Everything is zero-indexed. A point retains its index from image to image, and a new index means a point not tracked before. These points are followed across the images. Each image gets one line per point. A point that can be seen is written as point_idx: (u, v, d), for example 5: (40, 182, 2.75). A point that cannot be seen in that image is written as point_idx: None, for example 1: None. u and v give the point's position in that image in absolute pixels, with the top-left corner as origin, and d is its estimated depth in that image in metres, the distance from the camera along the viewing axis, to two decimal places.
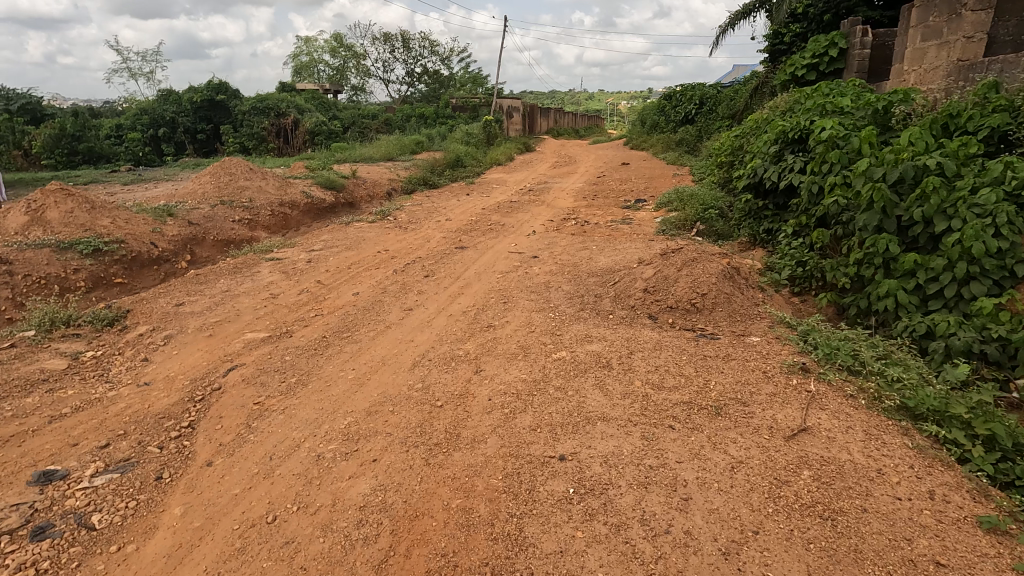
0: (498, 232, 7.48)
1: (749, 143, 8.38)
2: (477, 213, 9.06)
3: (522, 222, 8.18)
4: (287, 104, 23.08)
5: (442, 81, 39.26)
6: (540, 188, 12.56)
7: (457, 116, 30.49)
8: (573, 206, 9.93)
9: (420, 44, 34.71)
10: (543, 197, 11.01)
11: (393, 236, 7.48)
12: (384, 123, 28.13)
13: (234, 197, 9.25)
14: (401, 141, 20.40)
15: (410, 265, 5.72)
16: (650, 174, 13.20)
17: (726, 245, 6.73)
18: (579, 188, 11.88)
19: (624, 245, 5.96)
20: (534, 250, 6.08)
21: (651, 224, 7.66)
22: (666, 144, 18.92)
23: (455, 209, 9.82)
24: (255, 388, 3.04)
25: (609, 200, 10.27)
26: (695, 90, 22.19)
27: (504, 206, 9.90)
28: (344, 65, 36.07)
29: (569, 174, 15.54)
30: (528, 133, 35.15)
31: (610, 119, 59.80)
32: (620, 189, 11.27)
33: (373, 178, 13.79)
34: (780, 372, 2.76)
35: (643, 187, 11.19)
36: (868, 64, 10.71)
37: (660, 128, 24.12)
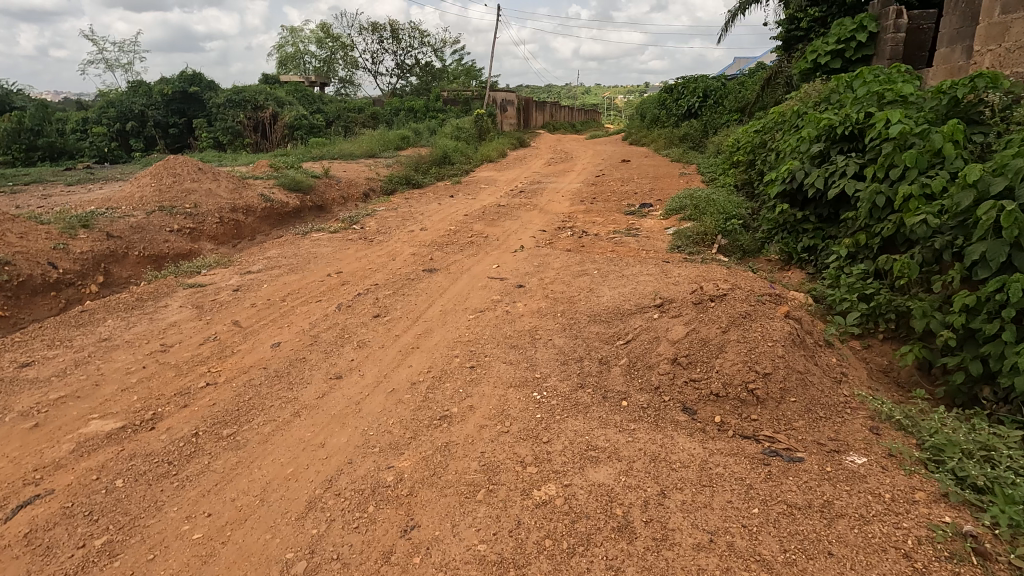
0: (479, 246, 6.28)
1: (775, 140, 7.20)
2: (458, 221, 7.85)
3: (509, 232, 6.98)
4: (266, 97, 21.71)
5: (434, 74, 37.93)
6: (533, 189, 11.33)
7: (448, 109, 29.15)
8: (568, 212, 8.73)
9: (411, 34, 33.29)
10: (534, 201, 9.80)
11: (353, 251, 6.28)
12: (371, 117, 26.78)
13: (177, 202, 8.02)
14: (386, 136, 19.13)
15: (362, 296, 4.52)
16: (654, 173, 12.01)
17: (755, 265, 5.55)
18: (576, 190, 10.67)
19: (631, 269, 4.77)
20: (519, 273, 4.90)
21: (660, 236, 6.48)
22: (669, 140, 17.73)
23: (434, 214, 8.62)
24: (22, 568, 1.81)
25: (610, 204, 9.07)
26: (699, 82, 20.92)
27: (490, 211, 8.69)
28: (331, 56, 34.69)
29: (565, 173, 14.34)
30: (522, 128, 33.90)
31: (608, 113, 58.40)
32: (620, 191, 10.07)
33: (350, 177, 12.56)
34: (944, 572, 1.55)
35: (647, 189, 9.98)
36: (902, 49, 9.51)
37: (661, 122, 22.87)
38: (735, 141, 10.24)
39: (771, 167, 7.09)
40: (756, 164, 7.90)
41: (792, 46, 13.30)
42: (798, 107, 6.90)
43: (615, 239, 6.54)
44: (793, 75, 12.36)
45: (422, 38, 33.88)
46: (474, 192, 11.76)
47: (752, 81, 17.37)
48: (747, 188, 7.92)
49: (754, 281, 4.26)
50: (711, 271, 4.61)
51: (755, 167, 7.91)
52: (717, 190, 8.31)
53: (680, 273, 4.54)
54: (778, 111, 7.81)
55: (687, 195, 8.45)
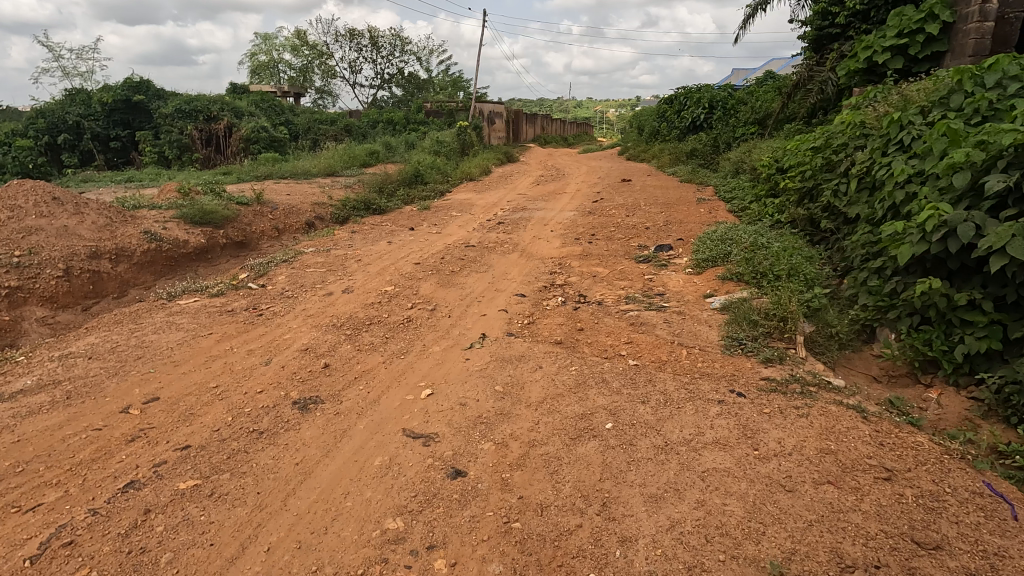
0: (416, 332, 4.01)
1: (858, 163, 5.02)
2: (403, 274, 5.59)
3: (469, 299, 4.70)
4: (222, 108, 19.42)
5: (419, 85, 35.88)
6: (515, 219, 9.05)
7: (429, 121, 26.97)
8: (559, 257, 6.49)
9: (392, 43, 31.22)
10: (515, 238, 7.54)
11: (217, 337, 3.97)
12: (345, 130, 24.57)
13: (6, 245, 5.68)
14: (355, 150, 16.92)
15: (133, 489, 2.23)
16: (664, 198, 9.84)
17: (867, 383, 3.34)
18: (567, 221, 8.43)
19: (675, 416, 2.51)
20: (463, 419, 2.64)
21: (697, 307, 4.24)
22: (674, 155, 15.62)
23: (376, 260, 6.34)
24: None
25: (614, 244, 6.83)
26: (704, 91, 18.86)
27: (453, 257, 6.41)
28: (307, 65, 32.60)
29: (556, 196, 12.12)
30: (510, 142, 31.88)
31: (602, 127, 56.62)
32: (625, 224, 7.83)
33: (291, 203, 10.25)
34: None
35: (658, 221, 7.76)
36: (989, 43, 7.41)
37: (662, 135, 20.79)
38: (770, 160, 8.10)
39: (855, 204, 4.91)
40: (822, 195, 5.69)
41: (825, 46, 11.21)
42: (893, 115, 4.72)
43: (627, 315, 4.28)
44: (830, 80, 10.25)
45: (404, 47, 31.83)
46: (443, 222, 9.49)
47: (768, 89, 15.30)
48: (807, 228, 5.70)
49: (948, 478, 2.03)
50: (833, 426, 2.37)
51: (819, 199, 5.71)
52: (762, 230, 6.08)
53: (778, 436, 2.29)
54: (850, 122, 5.64)
55: (719, 235, 6.21)
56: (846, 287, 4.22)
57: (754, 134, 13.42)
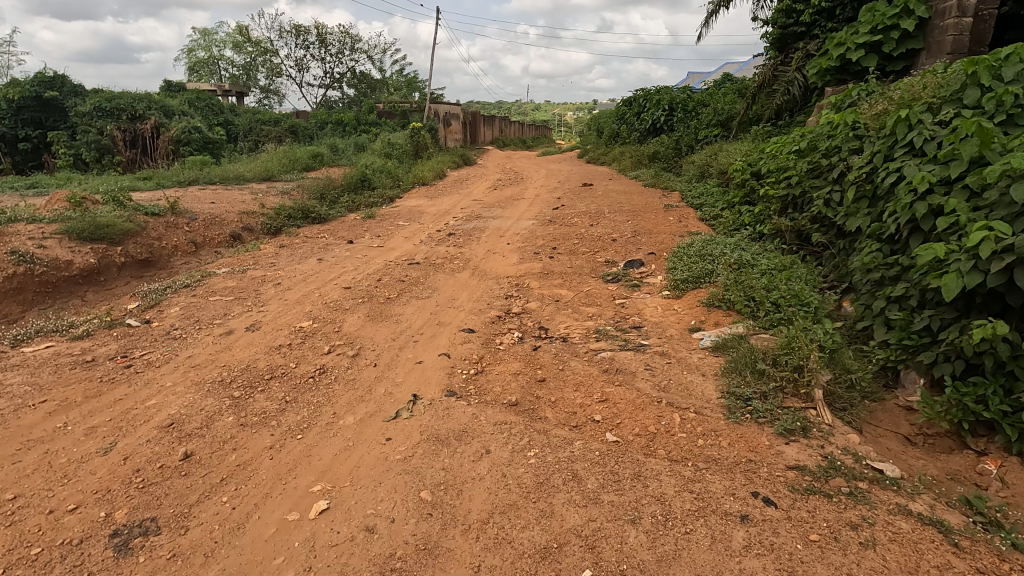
0: (329, 390, 3.08)
1: (855, 169, 4.39)
2: (328, 302, 4.64)
3: (404, 337, 3.80)
4: (149, 106, 17.76)
5: (371, 85, 34.53)
6: (467, 229, 8.17)
7: (381, 123, 25.78)
8: (516, 277, 5.66)
9: (341, 40, 29.81)
10: (467, 253, 6.66)
11: (51, 408, 2.93)
12: (290, 132, 23.12)
13: None
14: (297, 153, 15.68)
15: None
16: (629, 205, 9.17)
17: (901, 453, 2.65)
18: (525, 232, 7.61)
19: (683, 550, 1.71)
20: (367, 562, 1.76)
21: (683, 346, 3.47)
22: (635, 158, 15.08)
23: (299, 283, 5.35)
24: None
25: (578, 260, 6.04)
26: (663, 93, 18.44)
27: (391, 278, 5.48)
28: (251, 63, 30.82)
29: (513, 202, 11.31)
30: (467, 144, 30.98)
31: (560, 130, 56.32)
32: (589, 235, 7.07)
33: (214, 213, 9.06)
34: None
35: (625, 232, 7.02)
36: (968, 40, 6.97)
37: (621, 138, 20.33)
38: (743, 164, 7.49)
39: (855, 217, 4.27)
40: (810, 204, 5.06)
41: (789, 45, 10.81)
42: (896, 114, 4.10)
43: (597, 357, 3.48)
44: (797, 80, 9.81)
45: (354, 45, 30.45)
46: (388, 233, 8.51)
47: (728, 91, 14.92)
48: (795, 242, 5.06)
49: None
50: (913, 568, 1.61)
51: (806, 209, 5.07)
52: (743, 243, 5.41)
53: None
54: (840, 122, 5.02)
55: (697, 248, 5.51)
56: (857, 317, 3.55)
57: (717, 136, 12.97)
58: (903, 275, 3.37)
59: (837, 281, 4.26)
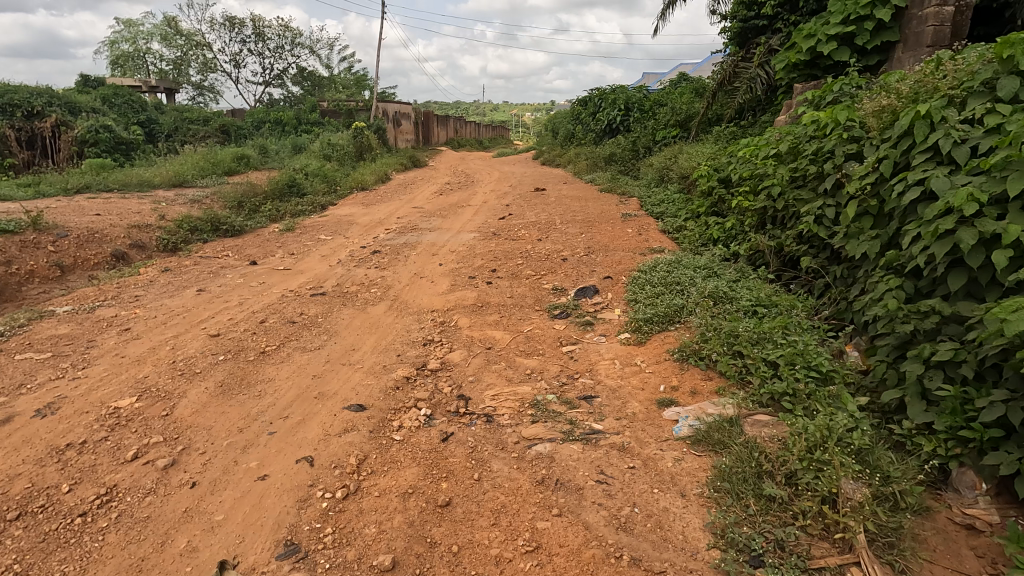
0: (97, 546, 1.93)
1: (855, 179, 3.51)
2: (177, 361, 3.44)
3: (259, 424, 2.66)
4: (50, 103, 15.78)
5: (317, 82, 32.72)
6: (397, 244, 7.02)
7: (325, 122, 24.21)
8: (443, 311, 4.57)
9: (280, 34, 27.97)
10: (390, 278, 5.54)
11: None
12: (222, 132, 21.30)
13: None
14: (221, 154, 14.13)
15: None
16: (584, 213, 8.24)
17: None
18: (464, 249, 6.52)
19: None
20: None
21: (650, 434, 2.47)
22: (591, 160, 14.23)
23: (156, 327, 4.11)
24: None
25: (520, 287, 5.01)
26: (619, 92, 17.68)
27: (281, 317, 4.30)
28: (182, 57, 28.60)
29: (458, 209, 10.22)
30: (419, 145, 29.66)
31: (517, 130, 55.46)
32: (535, 252, 6.04)
33: (94, 228, 7.61)
34: None
35: (578, 248, 6.03)
36: (949, 32, 6.25)
37: (577, 139, 19.51)
38: (708, 169, 6.64)
39: (858, 241, 3.39)
40: (796, 221, 4.18)
41: (750, 40, 10.11)
42: (909, 109, 3.23)
43: (531, 454, 2.44)
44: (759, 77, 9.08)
45: (295, 39, 28.63)
46: (304, 249, 7.27)
47: (686, 90, 14.24)
48: (779, 267, 4.18)
49: None
50: None
51: (793, 227, 4.19)
52: (718, 266, 4.50)
53: None
54: (829, 119, 4.15)
55: (663, 272, 4.57)
56: (880, 382, 2.65)
57: (676, 138, 12.22)
58: (945, 329, 2.48)
59: (837, 322, 3.38)
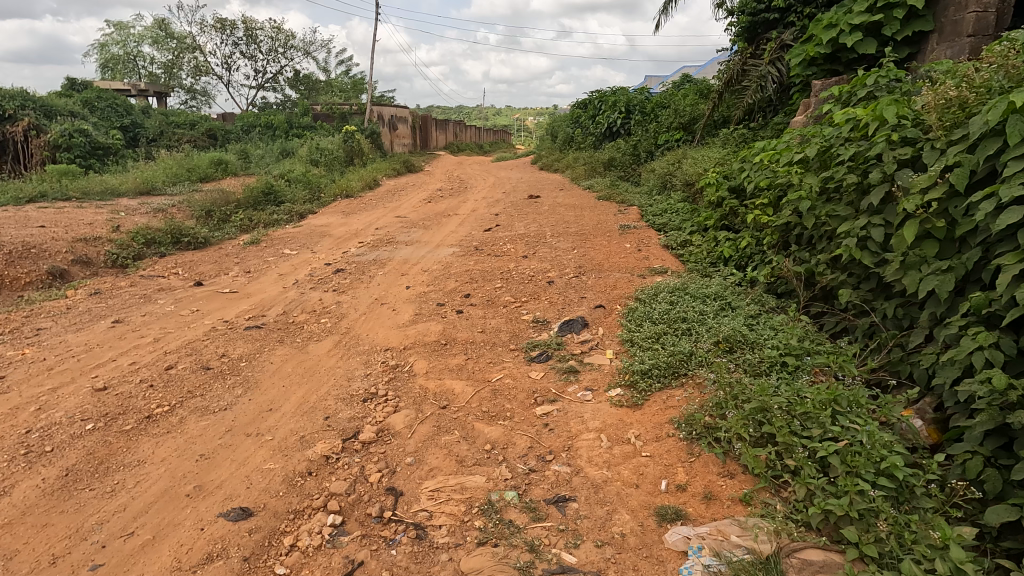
0: None
1: (914, 193, 2.71)
2: (31, 430, 2.65)
3: (84, 550, 1.87)
4: (24, 106, 15.08)
5: (312, 85, 32.07)
6: (365, 261, 6.22)
7: (317, 126, 23.52)
8: (399, 350, 3.77)
9: (273, 37, 27.31)
10: (346, 305, 4.74)
11: None
12: (209, 136, 20.59)
13: None
14: (198, 160, 13.39)
15: None
16: (578, 225, 7.45)
17: None
18: (438, 267, 5.71)
19: None
20: None
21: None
22: (589, 165, 13.46)
23: (35, 374, 3.33)
24: None
25: (495, 318, 4.20)
26: (619, 95, 16.88)
27: (196, 360, 3.51)
28: (173, 61, 28.00)
29: (443, 219, 9.44)
30: (416, 150, 28.98)
31: (519, 135, 54.73)
32: (519, 273, 5.24)
33: (33, 243, 6.85)
34: None
35: (567, 269, 5.23)
36: (994, 19, 5.42)
37: (576, 143, 18.76)
38: (718, 176, 5.83)
39: (922, 275, 2.59)
40: (830, 242, 3.38)
41: (760, 35, 9.33)
42: (992, 101, 2.43)
43: None
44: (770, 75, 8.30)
45: (288, 42, 28.01)
46: (263, 267, 6.48)
47: (690, 92, 13.42)
48: (811, 300, 3.38)
49: None
50: None
51: (826, 250, 3.39)
52: (735, 298, 3.70)
53: None
54: (871, 117, 3.35)
55: (668, 301, 3.77)
56: (976, 487, 1.85)
57: (680, 141, 11.41)
58: None
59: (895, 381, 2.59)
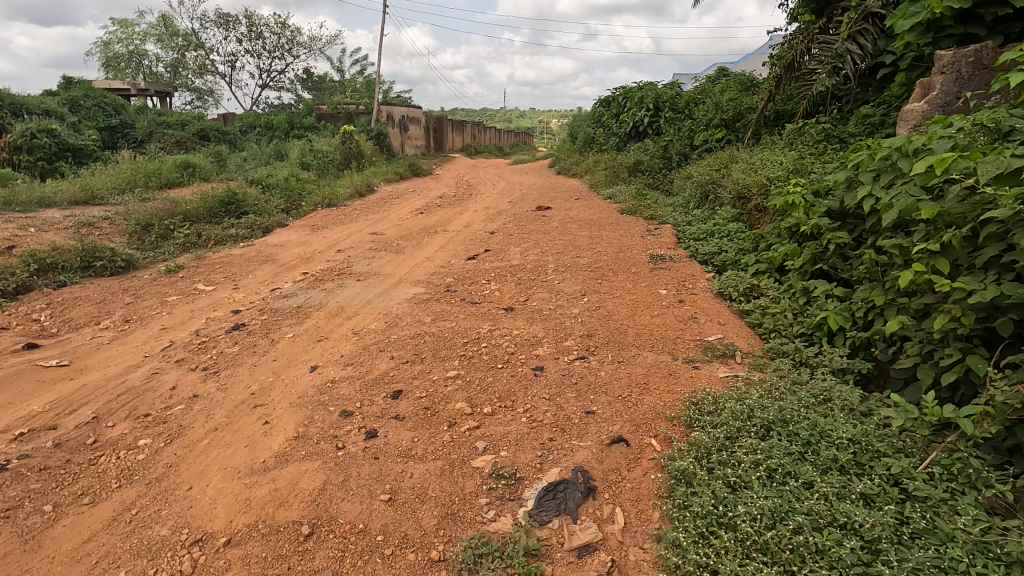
0: None
1: None
2: None
3: None
4: None
5: (321, 85, 30.68)
6: (286, 310, 4.39)
7: (320, 126, 21.97)
8: (214, 550, 1.90)
9: (278, 33, 25.92)
10: (200, 405, 2.90)
11: None
12: (201, 137, 19.12)
13: None
14: (165, 162, 11.80)
15: None
16: (592, 253, 5.53)
17: None
18: (379, 325, 3.85)
19: None
20: None
21: None
22: (610, 170, 11.47)
23: None
24: None
25: (426, 457, 2.31)
26: (646, 90, 14.83)
27: None
28: (176, 58, 26.80)
29: (425, 237, 7.59)
30: (427, 153, 27.28)
31: (541, 137, 52.72)
32: (493, 344, 3.34)
33: None
34: None
35: (568, 341, 3.30)
36: None
37: (597, 144, 16.77)
38: (801, 191, 3.87)
39: None
40: None
41: (832, 7, 7.30)
42: None
43: None
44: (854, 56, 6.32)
45: (295, 39, 26.62)
46: (152, 313, 4.70)
47: (732, 83, 11.34)
48: None
49: None
50: None
51: None
52: (908, 467, 1.76)
53: None
54: None
55: (753, 463, 1.85)
56: None
57: (722, 142, 9.38)
58: None
59: None
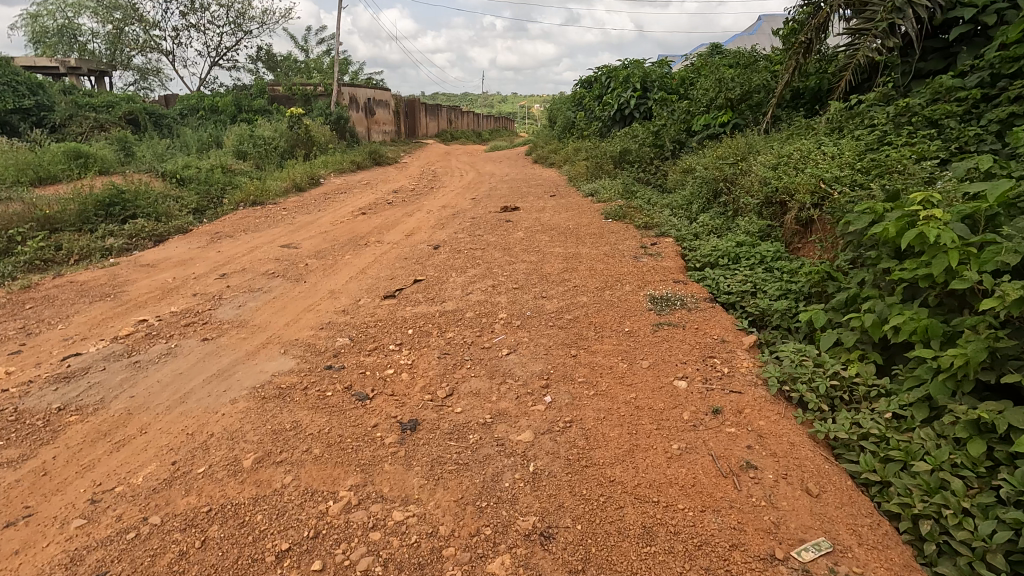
0: None
1: None
2: None
3: None
4: None
5: (280, 65, 28.22)
6: (35, 417, 2.54)
7: (272, 109, 19.74)
8: None
9: (228, 6, 23.43)
10: None
11: None
12: (131, 121, 16.79)
13: None
14: (52, 150, 9.65)
15: None
16: (564, 291, 3.78)
17: None
18: (154, 477, 2.03)
19: None
20: None
21: None
22: (593, 160, 9.69)
23: None
24: None
25: None
26: (632, 68, 13.02)
27: None
28: (114, 33, 24.12)
29: (349, 252, 5.75)
30: (396, 139, 25.17)
31: (522, 123, 50.53)
32: (346, 557, 1.57)
33: None
34: None
35: (494, 563, 1.55)
36: None
37: (577, 129, 14.96)
38: (936, 220, 2.14)
39: None
40: None
41: None
42: None
43: None
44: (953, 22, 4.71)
45: (247, 12, 24.13)
46: None
47: (735, 58, 9.63)
48: None
49: None
50: None
51: None
52: None
53: None
54: None
55: None
56: None
57: (727, 127, 7.68)
58: None
59: None
